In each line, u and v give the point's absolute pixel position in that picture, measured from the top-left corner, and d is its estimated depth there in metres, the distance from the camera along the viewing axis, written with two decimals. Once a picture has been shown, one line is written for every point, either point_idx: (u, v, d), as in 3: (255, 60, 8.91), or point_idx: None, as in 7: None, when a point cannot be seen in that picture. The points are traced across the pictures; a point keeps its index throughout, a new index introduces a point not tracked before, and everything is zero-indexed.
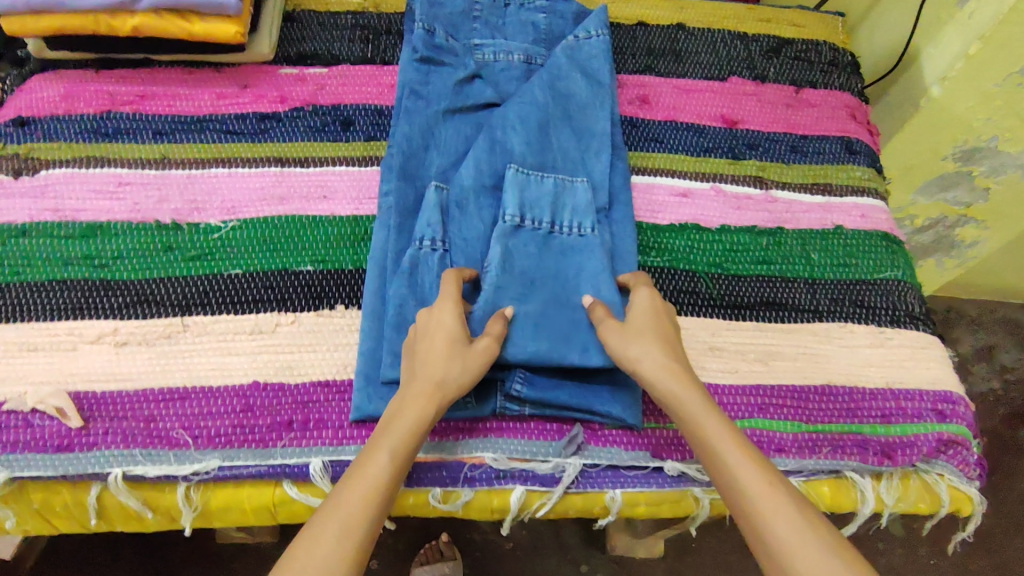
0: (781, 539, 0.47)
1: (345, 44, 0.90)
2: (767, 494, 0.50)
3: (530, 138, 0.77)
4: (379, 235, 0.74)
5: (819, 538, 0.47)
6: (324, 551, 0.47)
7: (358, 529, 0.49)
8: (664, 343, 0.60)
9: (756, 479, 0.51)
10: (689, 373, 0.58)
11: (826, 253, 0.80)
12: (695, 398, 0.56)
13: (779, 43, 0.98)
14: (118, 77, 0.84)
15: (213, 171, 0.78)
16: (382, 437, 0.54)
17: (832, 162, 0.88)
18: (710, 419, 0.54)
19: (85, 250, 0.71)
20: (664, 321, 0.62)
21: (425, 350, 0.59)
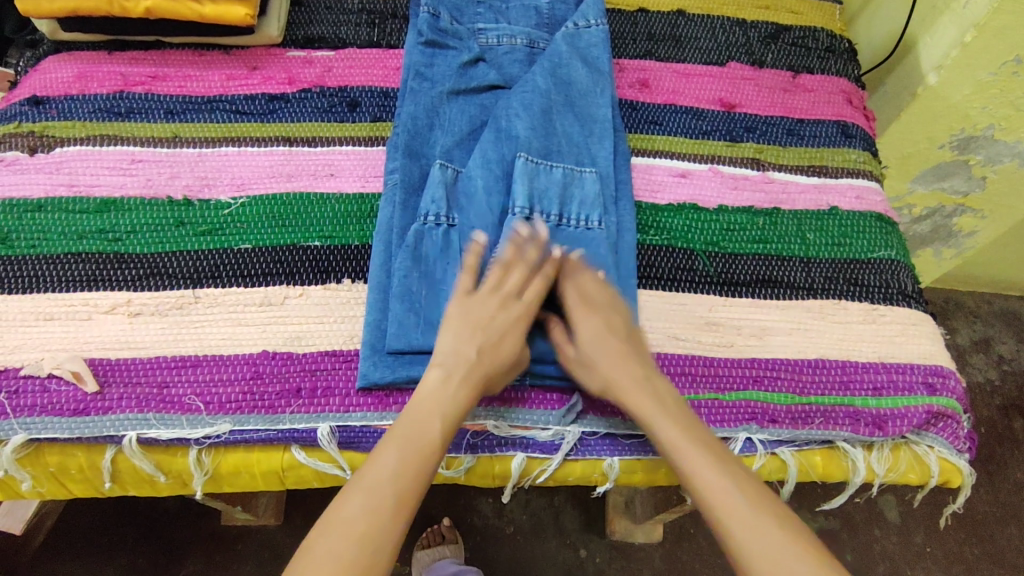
0: (735, 536, 0.56)
1: (352, 28, 0.92)
2: (723, 499, 0.57)
3: (538, 127, 0.79)
4: (386, 209, 0.76)
5: (767, 535, 0.56)
6: (367, 508, 0.57)
7: (401, 491, 0.58)
8: (614, 370, 0.64)
9: (713, 486, 0.58)
10: (646, 389, 0.63)
11: (822, 233, 0.82)
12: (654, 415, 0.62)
13: (777, 29, 0.99)
14: (130, 59, 0.85)
15: (223, 150, 0.80)
16: (436, 404, 0.61)
17: (829, 145, 0.90)
18: (671, 433, 0.61)
19: (98, 224, 0.73)
20: (612, 342, 0.66)
21: (487, 329, 0.66)
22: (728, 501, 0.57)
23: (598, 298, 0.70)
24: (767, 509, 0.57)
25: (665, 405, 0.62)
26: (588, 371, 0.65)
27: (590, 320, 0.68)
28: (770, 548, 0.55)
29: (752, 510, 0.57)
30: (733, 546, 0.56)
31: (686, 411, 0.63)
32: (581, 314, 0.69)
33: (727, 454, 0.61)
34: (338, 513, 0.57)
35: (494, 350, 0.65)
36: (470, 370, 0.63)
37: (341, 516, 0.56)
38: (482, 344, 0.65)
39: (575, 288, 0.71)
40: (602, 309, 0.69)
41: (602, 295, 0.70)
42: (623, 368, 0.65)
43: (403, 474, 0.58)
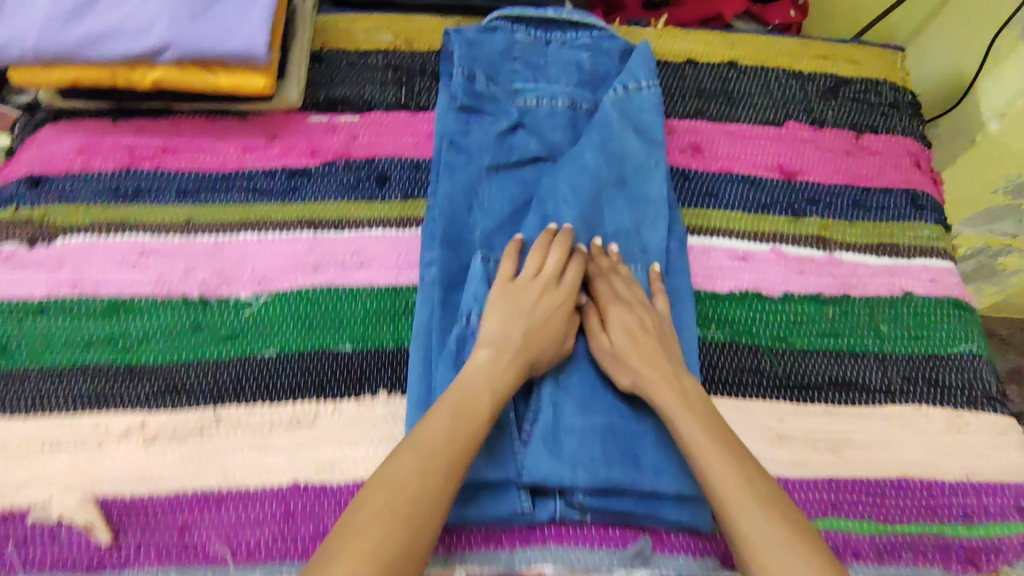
0: (746, 537, 0.52)
1: (378, 88, 0.84)
2: (737, 494, 0.54)
3: (590, 220, 0.73)
4: (421, 313, 0.68)
5: (780, 535, 0.51)
6: (422, 470, 0.52)
7: (455, 455, 0.53)
8: (638, 368, 0.63)
9: (728, 483, 0.54)
10: (671, 383, 0.62)
11: (896, 325, 0.75)
12: (676, 412, 0.60)
13: (837, 82, 0.91)
14: (137, 128, 0.78)
15: (241, 237, 0.73)
16: (483, 378, 0.59)
17: (899, 219, 0.82)
18: (689, 428, 0.58)
19: (107, 331, 0.66)
20: (641, 339, 0.65)
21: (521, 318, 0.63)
22: (740, 501, 0.53)
23: (629, 292, 0.68)
24: (782, 510, 0.53)
25: (689, 402, 0.60)
26: (616, 367, 0.65)
27: (617, 311, 0.67)
28: (782, 550, 0.50)
29: (765, 510, 0.53)
30: (742, 546, 0.52)
31: (714, 415, 0.60)
32: (612, 307, 0.67)
33: (748, 456, 0.57)
34: (388, 476, 0.52)
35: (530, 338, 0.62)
36: (498, 354, 0.61)
37: (390, 481, 0.51)
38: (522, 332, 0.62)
39: (607, 283, 0.69)
40: (633, 304, 0.67)
41: (633, 289, 0.69)
42: (647, 365, 0.63)
43: (457, 441, 0.54)
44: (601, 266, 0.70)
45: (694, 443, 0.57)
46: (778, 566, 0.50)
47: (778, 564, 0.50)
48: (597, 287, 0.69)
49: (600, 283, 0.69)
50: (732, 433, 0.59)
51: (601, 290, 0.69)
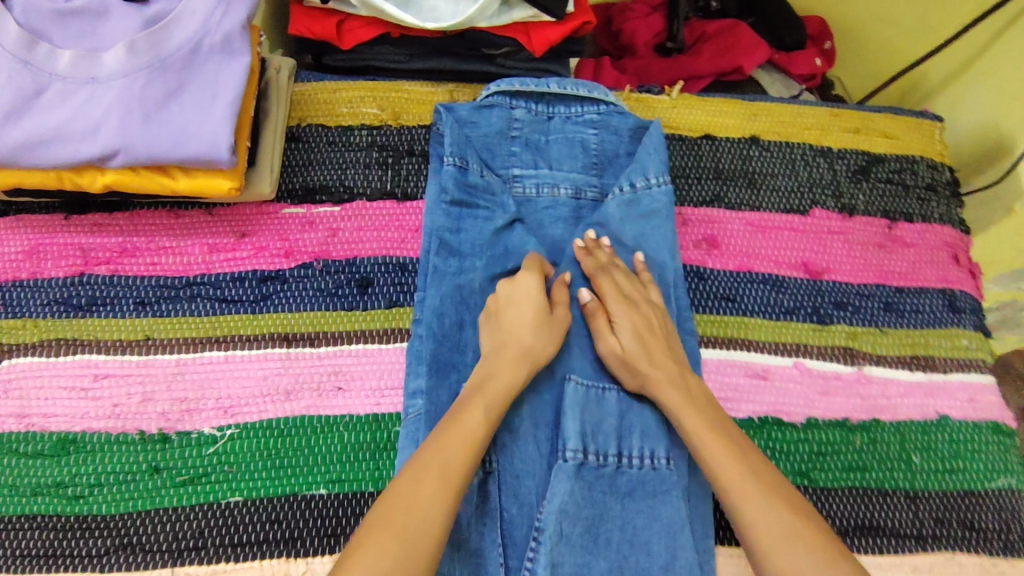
0: (755, 532, 0.52)
1: (360, 172, 0.76)
2: (743, 486, 0.54)
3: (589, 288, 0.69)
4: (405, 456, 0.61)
5: (789, 529, 0.51)
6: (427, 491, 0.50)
7: (453, 475, 0.51)
8: (649, 369, 0.62)
9: (734, 474, 0.54)
10: (674, 379, 0.61)
11: (929, 456, 0.68)
12: (682, 411, 0.59)
13: (869, 161, 0.83)
14: (92, 225, 0.70)
15: (207, 356, 0.65)
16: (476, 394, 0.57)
17: (934, 325, 0.75)
18: (697, 427, 0.58)
19: (55, 475, 0.60)
20: (652, 341, 0.63)
21: (520, 312, 0.62)
22: (746, 491, 0.53)
23: (631, 289, 0.66)
24: (789, 504, 0.53)
25: (695, 401, 0.60)
26: (625, 370, 0.63)
27: (626, 311, 0.64)
28: (787, 537, 0.50)
29: (771, 502, 0.52)
30: (752, 539, 0.52)
31: (716, 410, 0.60)
32: (618, 307, 0.65)
33: (750, 449, 0.57)
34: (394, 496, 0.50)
35: (520, 338, 0.61)
36: (500, 356, 0.60)
37: (395, 505, 0.49)
38: (507, 335, 0.61)
39: (610, 280, 0.67)
40: (641, 303, 0.66)
41: (634, 287, 0.67)
42: (656, 365, 0.62)
43: (452, 458, 0.52)
44: (600, 261, 0.69)
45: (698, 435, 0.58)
46: (787, 557, 0.50)
47: (784, 552, 0.50)
48: (602, 283, 0.67)
49: (600, 281, 0.67)
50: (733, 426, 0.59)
51: (606, 288, 0.66)
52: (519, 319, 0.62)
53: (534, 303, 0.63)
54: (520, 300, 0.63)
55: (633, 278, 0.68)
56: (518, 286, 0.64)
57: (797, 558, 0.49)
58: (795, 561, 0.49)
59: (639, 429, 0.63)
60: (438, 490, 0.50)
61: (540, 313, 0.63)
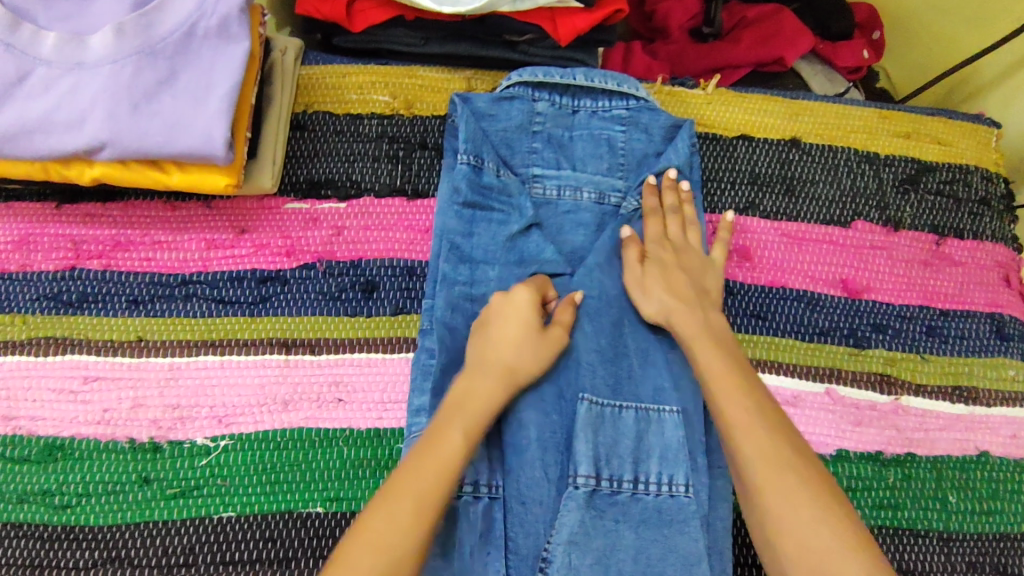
0: (742, 450, 0.49)
1: (368, 165, 0.71)
2: (745, 414, 0.50)
3: None
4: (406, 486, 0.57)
5: (779, 454, 0.48)
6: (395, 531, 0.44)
7: (430, 493, 0.47)
8: (667, 297, 0.61)
9: (739, 403, 0.51)
10: (697, 313, 0.60)
11: (966, 495, 0.64)
12: (700, 345, 0.57)
13: (919, 169, 0.76)
14: (85, 215, 0.66)
15: (201, 361, 0.62)
16: (453, 414, 0.52)
17: (979, 352, 0.70)
18: (709, 355, 0.56)
19: (42, 483, 0.58)
20: (680, 282, 0.62)
21: (506, 327, 0.58)
22: (741, 411, 0.50)
23: (677, 236, 0.66)
24: (787, 433, 0.49)
25: (715, 334, 0.58)
26: (643, 296, 0.63)
27: (660, 251, 0.65)
28: (783, 470, 0.47)
29: (772, 434, 0.49)
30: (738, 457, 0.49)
31: (733, 346, 0.57)
32: (655, 245, 0.65)
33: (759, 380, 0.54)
34: (361, 532, 0.45)
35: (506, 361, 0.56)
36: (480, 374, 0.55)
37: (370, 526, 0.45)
38: (490, 352, 0.57)
39: (659, 224, 0.67)
40: (678, 248, 0.65)
41: (680, 239, 0.66)
42: (678, 296, 0.61)
43: (430, 479, 0.48)
44: (664, 204, 0.68)
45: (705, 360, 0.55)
46: (768, 477, 0.47)
47: (776, 483, 0.46)
48: (649, 221, 0.67)
49: (650, 222, 0.67)
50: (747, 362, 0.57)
51: (651, 227, 0.66)
52: (507, 337, 0.57)
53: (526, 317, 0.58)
54: (511, 316, 0.58)
55: (684, 228, 0.67)
56: (510, 303, 0.59)
57: (789, 490, 0.46)
58: (790, 495, 0.45)
59: (658, 453, 0.59)
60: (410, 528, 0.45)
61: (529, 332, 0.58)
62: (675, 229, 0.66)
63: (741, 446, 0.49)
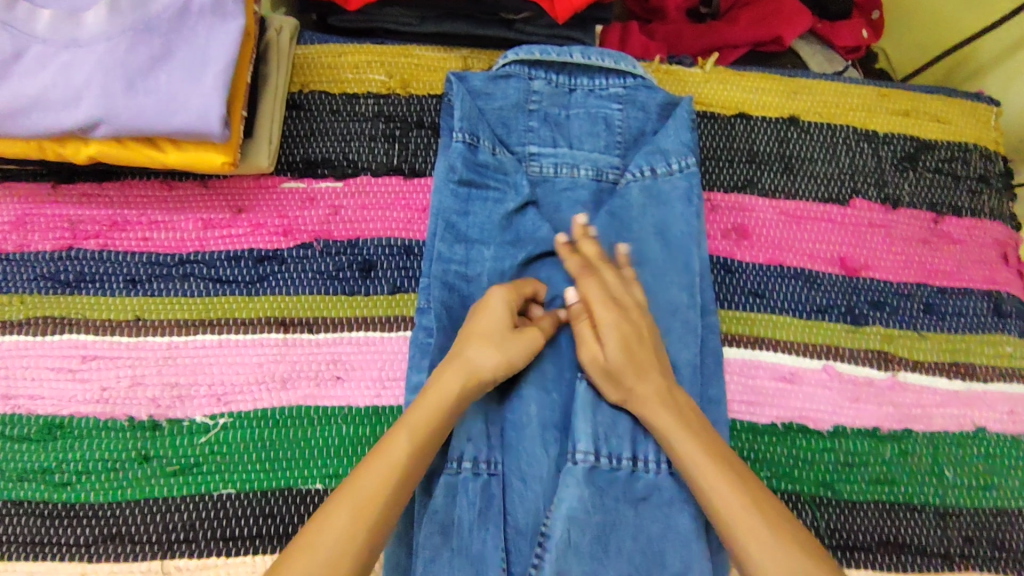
0: (761, 574, 0.47)
1: (365, 145, 0.70)
2: (749, 525, 0.48)
3: (622, 233, 0.68)
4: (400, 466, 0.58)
5: (800, 566, 0.46)
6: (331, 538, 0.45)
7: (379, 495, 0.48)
8: (631, 383, 0.56)
9: (738, 511, 0.49)
10: (665, 397, 0.56)
11: (963, 471, 0.64)
12: (683, 441, 0.53)
13: (917, 147, 0.76)
14: (81, 195, 0.66)
15: (199, 340, 0.62)
16: (407, 417, 0.52)
17: (977, 329, 0.70)
18: (694, 455, 0.52)
19: (41, 461, 0.58)
20: (637, 351, 0.57)
21: (478, 325, 0.57)
22: (751, 527, 0.48)
23: (620, 290, 0.60)
24: (794, 535, 0.48)
25: (688, 420, 0.55)
26: (605, 379, 0.58)
27: (611, 317, 0.58)
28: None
29: (779, 540, 0.47)
30: None
31: (708, 427, 0.55)
32: (602, 309, 0.59)
33: (744, 470, 0.52)
34: (311, 532, 0.46)
35: (472, 360, 0.55)
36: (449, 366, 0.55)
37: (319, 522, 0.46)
38: (460, 348, 0.56)
39: (596, 280, 0.60)
40: (626, 307, 0.59)
41: (627, 294, 0.60)
42: (642, 380, 0.56)
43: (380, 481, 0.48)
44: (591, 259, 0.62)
45: (694, 467, 0.52)
46: None
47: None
48: (586, 286, 0.60)
49: (588, 284, 0.60)
50: (724, 446, 0.54)
51: (590, 290, 0.60)
52: (475, 336, 0.56)
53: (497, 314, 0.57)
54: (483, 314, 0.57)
55: (623, 280, 0.61)
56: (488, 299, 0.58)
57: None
58: None
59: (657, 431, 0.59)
60: (346, 538, 0.45)
61: (497, 330, 0.56)
62: (622, 284, 0.61)
63: (760, 567, 0.47)
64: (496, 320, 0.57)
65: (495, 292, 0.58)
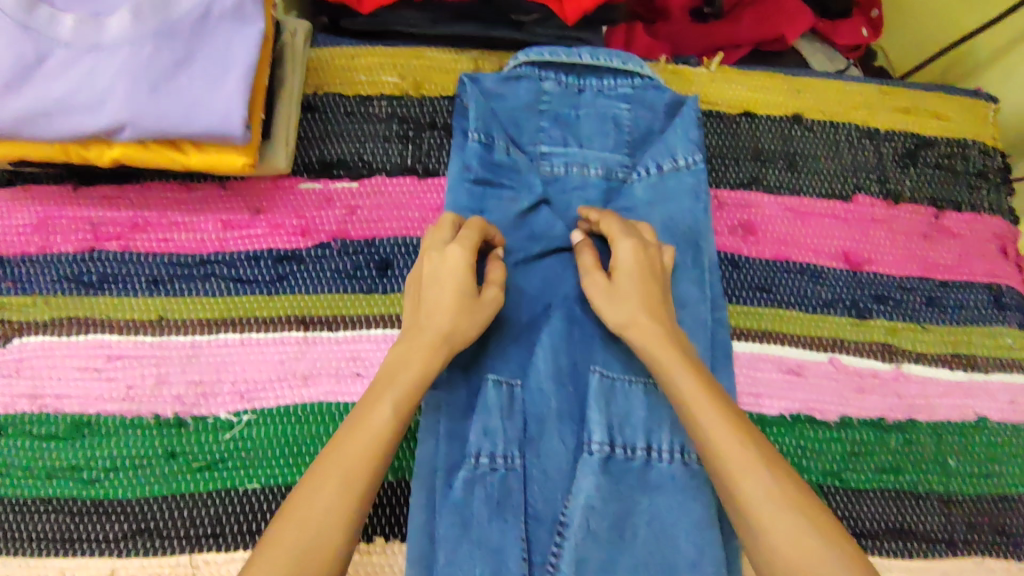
0: (747, 499, 0.47)
1: (380, 146, 0.72)
2: (738, 456, 0.49)
3: None
4: (419, 471, 0.59)
5: (787, 494, 0.47)
6: (319, 515, 0.45)
7: (355, 483, 0.47)
8: (637, 315, 0.58)
9: (728, 441, 0.50)
10: (668, 336, 0.57)
11: (965, 459, 0.66)
12: (680, 375, 0.54)
13: (918, 144, 0.78)
14: (101, 196, 0.67)
15: (222, 338, 0.63)
16: (384, 392, 0.51)
17: (977, 321, 0.72)
18: (691, 388, 0.53)
19: (70, 458, 0.59)
20: (646, 286, 0.59)
21: (444, 295, 0.56)
22: (739, 454, 0.49)
23: (637, 233, 0.63)
24: (784, 469, 0.49)
25: (689, 359, 0.56)
26: (610, 308, 0.59)
27: (627, 247, 0.60)
28: (786, 510, 0.46)
29: (767, 469, 0.48)
30: (743, 505, 0.48)
31: (706, 370, 0.56)
32: (617, 240, 0.61)
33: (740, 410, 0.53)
34: (289, 524, 0.45)
35: (437, 328, 0.54)
36: (423, 340, 0.54)
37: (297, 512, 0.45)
38: (427, 320, 0.55)
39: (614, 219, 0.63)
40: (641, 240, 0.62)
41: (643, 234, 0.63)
42: (647, 316, 0.58)
43: (356, 465, 0.47)
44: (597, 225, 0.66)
45: (689, 401, 0.53)
46: (780, 527, 0.46)
47: (776, 523, 0.46)
48: (603, 220, 0.63)
49: (606, 219, 0.63)
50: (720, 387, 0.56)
51: (607, 223, 0.63)
52: (444, 309, 0.55)
53: (454, 277, 0.56)
54: (441, 280, 0.56)
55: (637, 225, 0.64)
56: (440, 259, 0.57)
57: (792, 528, 0.45)
58: (795, 537, 0.45)
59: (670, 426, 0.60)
60: (324, 526, 0.45)
61: (465, 301, 0.56)
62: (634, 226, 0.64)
63: (746, 493, 0.48)
64: (463, 289, 0.56)
65: (429, 254, 0.58)
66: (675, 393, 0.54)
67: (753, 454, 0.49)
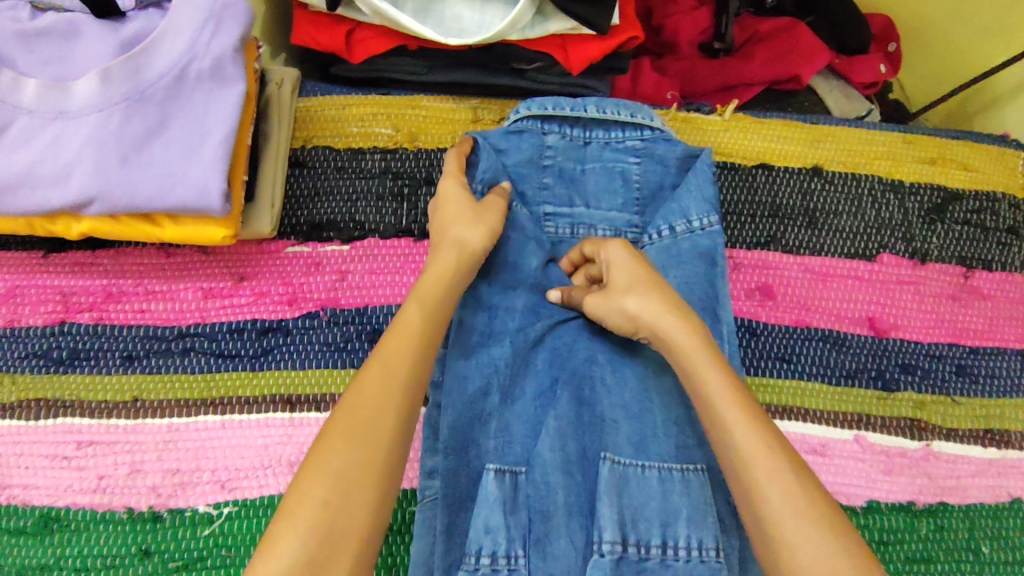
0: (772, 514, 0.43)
1: (372, 205, 0.67)
2: (766, 465, 0.44)
3: None
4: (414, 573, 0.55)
5: (817, 514, 0.42)
6: (374, 397, 0.44)
7: (402, 360, 0.47)
8: (654, 317, 0.53)
9: (757, 448, 0.45)
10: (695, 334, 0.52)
11: (1001, 546, 0.62)
12: (710, 377, 0.49)
13: (945, 197, 0.73)
14: (74, 264, 0.63)
15: (202, 421, 0.59)
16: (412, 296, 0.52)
17: (1010, 392, 0.67)
18: (720, 390, 0.48)
19: (36, 558, 0.55)
20: (661, 287, 0.55)
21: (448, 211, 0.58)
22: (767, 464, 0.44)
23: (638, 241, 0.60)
24: (815, 482, 0.44)
25: (720, 359, 0.50)
26: (620, 314, 0.55)
27: (625, 256, 0.57)
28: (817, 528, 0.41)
29: (798, 484, 0.43)
30: (767, 521, 0.43)
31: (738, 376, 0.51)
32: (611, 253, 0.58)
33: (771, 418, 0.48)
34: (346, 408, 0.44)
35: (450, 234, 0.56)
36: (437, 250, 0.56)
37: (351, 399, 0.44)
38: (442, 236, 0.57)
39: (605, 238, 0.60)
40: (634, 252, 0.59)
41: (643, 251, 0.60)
42: (667, 316, 0.53)
43: (400, 354, 0.47)
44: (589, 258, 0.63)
45: (719, 403, 0.48)
46: (808, 549, 0.41)
47: (804, 544, 0.41)
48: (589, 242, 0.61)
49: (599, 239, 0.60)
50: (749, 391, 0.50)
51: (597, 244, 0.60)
52: (456, 220, 0.57)
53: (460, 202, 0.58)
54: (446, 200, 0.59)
55: None
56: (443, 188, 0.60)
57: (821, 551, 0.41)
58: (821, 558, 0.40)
59: (687, 522, 0.55)
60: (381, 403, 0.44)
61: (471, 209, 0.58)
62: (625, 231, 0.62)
63: (770, 507, 0.43)
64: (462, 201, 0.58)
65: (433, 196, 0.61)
66: (702, 394, 0.49)
67: (786, 468, 0.44)
